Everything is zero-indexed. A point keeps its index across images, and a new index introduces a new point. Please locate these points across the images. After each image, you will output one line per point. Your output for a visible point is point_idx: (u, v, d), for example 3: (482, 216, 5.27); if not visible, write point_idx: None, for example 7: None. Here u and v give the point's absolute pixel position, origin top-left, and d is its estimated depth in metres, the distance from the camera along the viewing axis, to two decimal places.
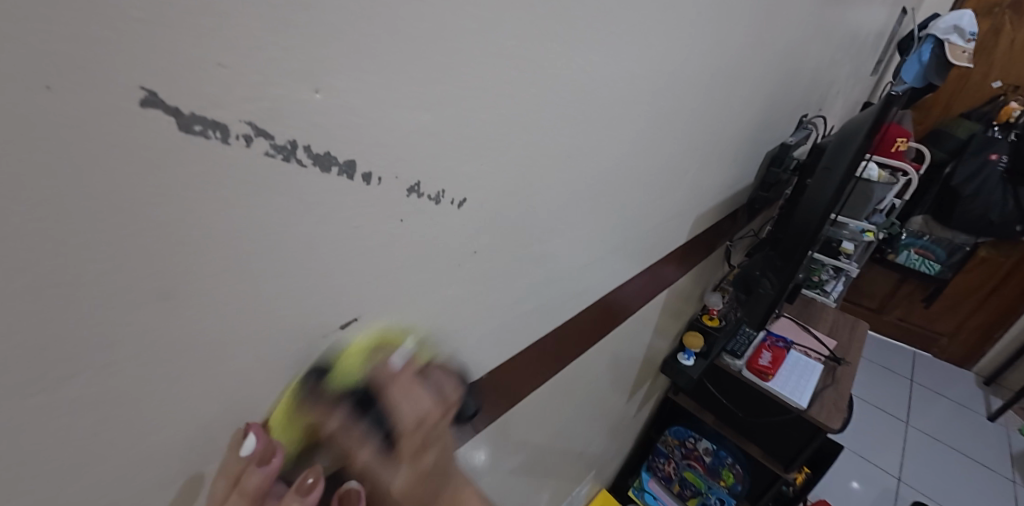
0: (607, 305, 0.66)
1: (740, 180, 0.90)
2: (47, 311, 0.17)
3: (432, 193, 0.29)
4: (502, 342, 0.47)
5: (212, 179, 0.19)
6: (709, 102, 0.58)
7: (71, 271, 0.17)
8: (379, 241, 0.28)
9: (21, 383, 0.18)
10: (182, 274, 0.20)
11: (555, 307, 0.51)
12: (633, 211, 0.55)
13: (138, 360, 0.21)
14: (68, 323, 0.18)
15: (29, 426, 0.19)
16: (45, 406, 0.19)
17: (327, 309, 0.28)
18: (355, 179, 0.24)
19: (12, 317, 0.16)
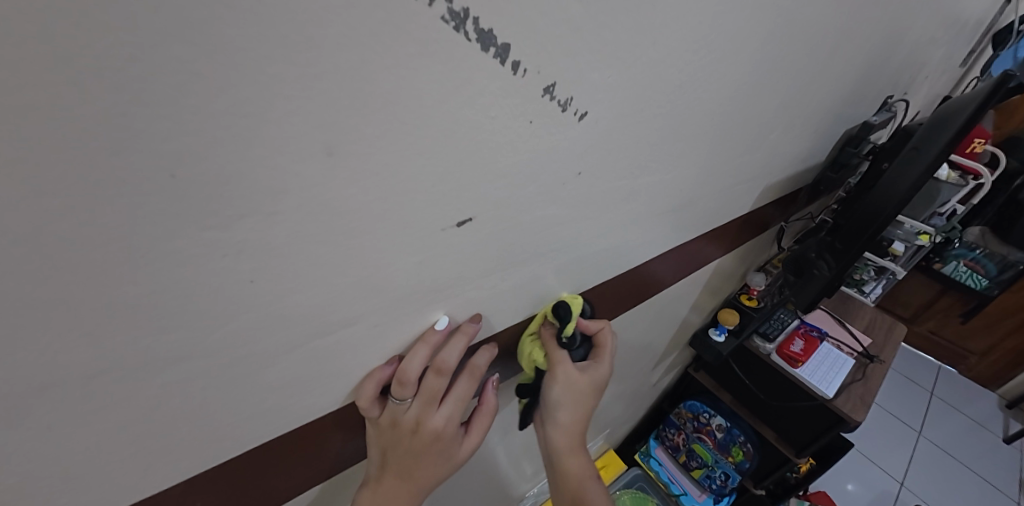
0: (660, 264, 0.65)
1: (810, 158, 0.86)
2: (234, 142, 0.18)
3: (561, 98, 0.28)
4: (570, 279, 0.47)
5: (391, 27, 0.19)
6: (808, 63, 0.55)
7: (264, 105, 0.18)
8: (504, 140, 0.27)
9: (207, 212, 0.19)
10: (347, 130, 0.21)
11: (623, 252, 0.51)
12: (711, 169, 0.53)
13: (297, 214, 0.22)
14: (250, 161, 0.19)
15: (202, 256, 0.20)
16: (219, 239, 0.20)
17: (449, 203, 0.28)
18: (505, 65, 0.24)
19: (208, 141, 0.18)
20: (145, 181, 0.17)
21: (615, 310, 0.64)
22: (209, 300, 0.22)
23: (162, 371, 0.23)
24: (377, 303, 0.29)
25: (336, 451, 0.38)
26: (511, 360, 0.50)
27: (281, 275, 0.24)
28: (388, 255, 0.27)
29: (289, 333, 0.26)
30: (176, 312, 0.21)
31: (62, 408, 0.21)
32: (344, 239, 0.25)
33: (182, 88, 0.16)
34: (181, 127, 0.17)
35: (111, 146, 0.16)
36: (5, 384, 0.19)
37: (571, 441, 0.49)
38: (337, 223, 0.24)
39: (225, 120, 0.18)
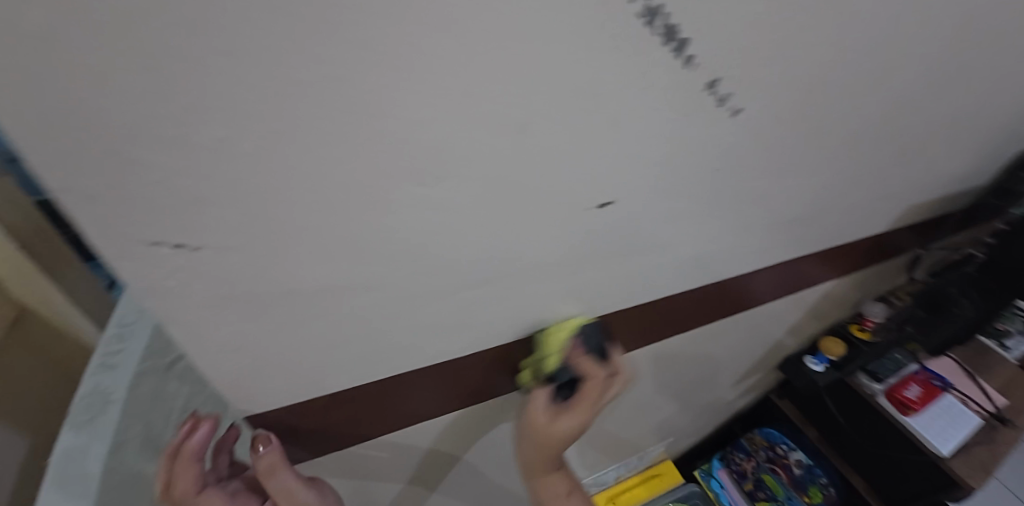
0: (770, 274, 0.62)
1: (966, 182, 0.76)
2: (454, 113, 0.22)
3: (721, 94, 0.29)
4: (677, 275, 0.47)
5: (596, 22, 0.21)
6: (993, 74, 0.48)
7: (483, 85, 0.22)
8: (658, 133, 0.29)
9: (420, 168, 0.24)
10: (536, 110, 0.24)
11: (737, 256, 0.50)
12: (850, 180, 0.49)
13: (480, 177, 0.26)
14: (460, 131, 0.23)
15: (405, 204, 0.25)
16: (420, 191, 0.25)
17: (596, 185, 0.30)
18: (681, 59, 0.25)
19: (437, 110, 0.22)
20: (388, 140, 0.22)
21: (710, 313, 0.63)
22: (395, 241, 0.27)
23: (352, 292, 0.29)
24: (514, 264, 0.33)
25: (443, 387, 0.44)
26: (604, 342, 0.52)
27: (449, 226, 0.28)
28: (536, 223, 0.31)
29: (442, 278, 0.32)
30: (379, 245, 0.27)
31: (292, 306, 0.28)
32: (506, 204, 0.28)
33: (431, 68, 0.20)
34: (422, 101, 0.21)
35: (375, 114, 0.21)
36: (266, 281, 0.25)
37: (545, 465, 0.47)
38: (502, 191, 0.27)
39: (452, 96, 0.21)
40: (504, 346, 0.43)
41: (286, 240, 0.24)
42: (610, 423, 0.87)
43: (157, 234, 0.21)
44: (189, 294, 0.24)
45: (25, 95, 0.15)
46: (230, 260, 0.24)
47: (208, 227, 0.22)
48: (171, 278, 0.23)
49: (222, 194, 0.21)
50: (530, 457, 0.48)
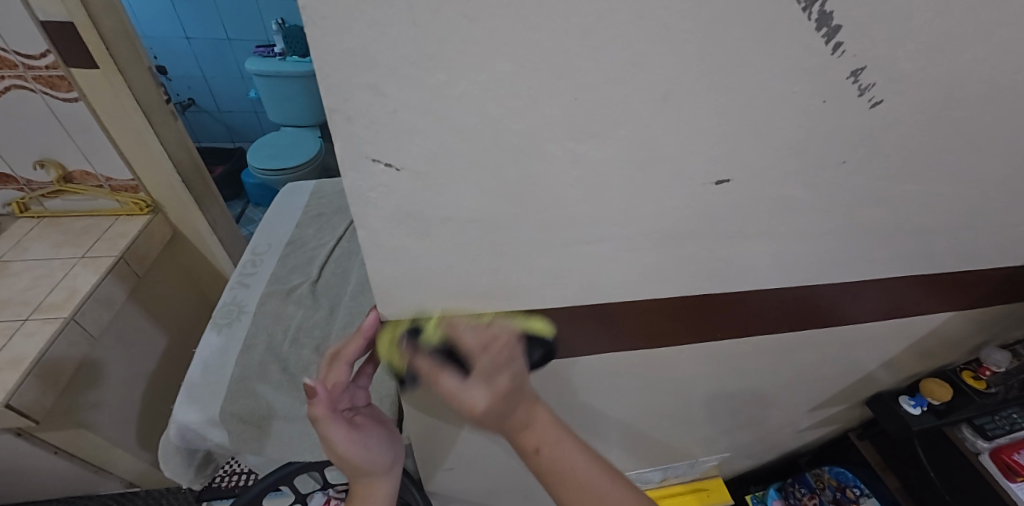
0: (877, 290, 0.59)
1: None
2: (614, 77, 0.26)
3: (863, 83, 0.30)
4: (781, 268, 0.48)
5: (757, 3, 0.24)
6: None
7: (644, 55, 0.25)
8: (796, 116, 0.31)
9: (575, 124, 0.28)
10: (683, 83, 0.27)
11: (845, 261, 0.49)
12: (1001, 192, 0.46)
13: (621, 138, 0.30)
14: (615, 93, 0.27)
15: (554, 154, 0.30)
16: (568, 143, 0.29)
17: (719, 162, 0.33)
18: (828, 45, 0.27)
19: (601, 73, 0.26)
20: (558, 96, 0.27)
21: (802, 320, 0.62)
22: (542, 189, 0.32)
23: (497, 227, 0.35)
24: (629, 226, 0.37)
25: None
26: (684, 325, 0.55)
27: (589, 177, 0.32)
28: (658, 190, 0.34)
29: (566, 230, 0.36)
30: (526, 187, 0.32)
31: (448, 230, 0.34)
32: (636, 167, 0.32)
33: (607, 36, 0.24)
34: (597, 62, 0.25)
35: (559, 71, 0.25)
36: (435, 202, 0.32)
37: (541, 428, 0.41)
38: (638, 155, 0.31)
39: (618, 62, 0.25)
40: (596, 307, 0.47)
41: (463, 172, 0.30)
42: (674, 418, 0.87)
43: (376, 152, 0.28)
44: (383, 207, 0.31)
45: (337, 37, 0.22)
46: (419, 182, 0.30)
47: (414, 152, 0.28)
48: (377, 190, 0.30)
49: (430, 125, 0.27)
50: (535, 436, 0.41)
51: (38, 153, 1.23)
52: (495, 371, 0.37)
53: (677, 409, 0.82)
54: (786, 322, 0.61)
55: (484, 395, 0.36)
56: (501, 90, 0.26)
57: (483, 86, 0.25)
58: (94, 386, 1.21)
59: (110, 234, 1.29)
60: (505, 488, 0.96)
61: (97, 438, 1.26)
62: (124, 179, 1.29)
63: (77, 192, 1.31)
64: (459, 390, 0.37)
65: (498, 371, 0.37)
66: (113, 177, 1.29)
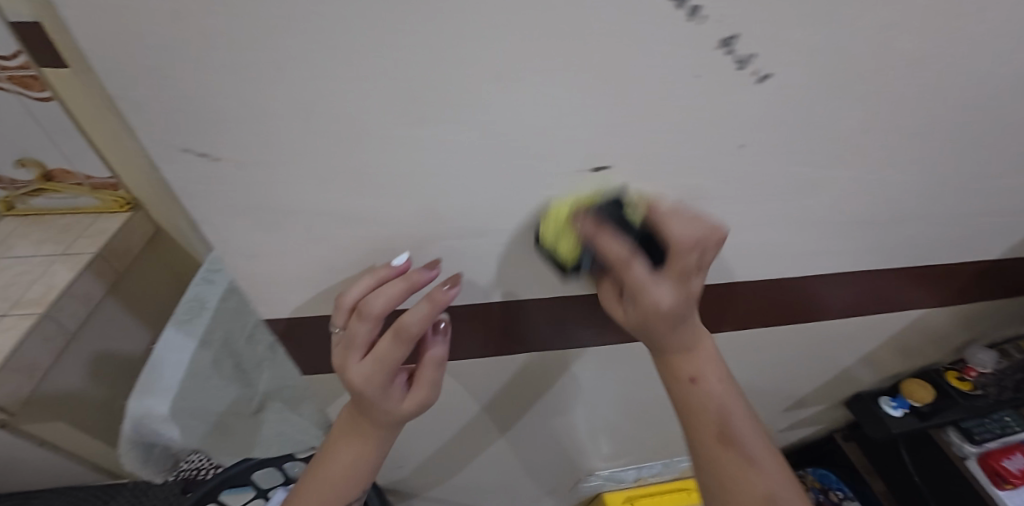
0: (825, 286, 0.55)
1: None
2: (427, 51, 0.23)
3: (741, 55, 0.26)
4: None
5: None
6: None
7: (455, 25, 0.22)
8: (665, 94, 0.28)
9: (405, 106, 0.26)
10: (511, 57, 0.24)
11: (776, 254, 0.46)
12: (948, 179, 0.41)
13: (467, 123, 0.27)
14: (437, 71, 0.24)
15: (395, 140, 0.27)
16: (406, 128, 0.27)
17: (593, 147, 0.30)
18: (682, 11, 0.23)
19: (409, 48, 0.23)
20: (371, 75, 0.24)
21: (744, 317, 0.59)
22: (397, 179, 0.30)
23: (355, 220, 0.32)
24: (514, 216, 0.34)
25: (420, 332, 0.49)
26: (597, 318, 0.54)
27: (442, 165, 0.29)
28: (532, 178, 0.31)
29: (443, 222, 0.34)
30: (377, 178, 0.29)
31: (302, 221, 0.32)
32: (496, 155, 0.29)
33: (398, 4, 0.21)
34: (399, 35, 0.22)
35: (361, 45, 0.22)
36: (280, 193, 0.30)
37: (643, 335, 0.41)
38: (495, 140, 0.28)
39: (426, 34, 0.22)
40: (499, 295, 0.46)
41: (293, 161, 0.28)
42: (635, 418, 0.84)
43: (185, 141, 0.26)
44: (223, 197, 0.29)
45: (73, 11, 0.19)
46: (252, 171, 0.28)
47: (227, 138, 0.26)
48: (203, 180, 0.28)
49: (235, 109, 0.25)
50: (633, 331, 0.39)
51: (17, 150, 1.16)
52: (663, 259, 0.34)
53: (634, 408, 0.79)
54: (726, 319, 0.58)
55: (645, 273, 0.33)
56: (298, 69, 0.23)
57: (277, 65, 0.23)
58: (71, 380, 1.21)
59: (92, 230, 1.24)
60: (465, 477, 0.96)
61: (80, 425, 1.29)
62: (101, 177, 1.21)
63: (57, 190, 1.26)
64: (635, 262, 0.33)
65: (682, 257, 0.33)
66: (91, 175, 1.20)
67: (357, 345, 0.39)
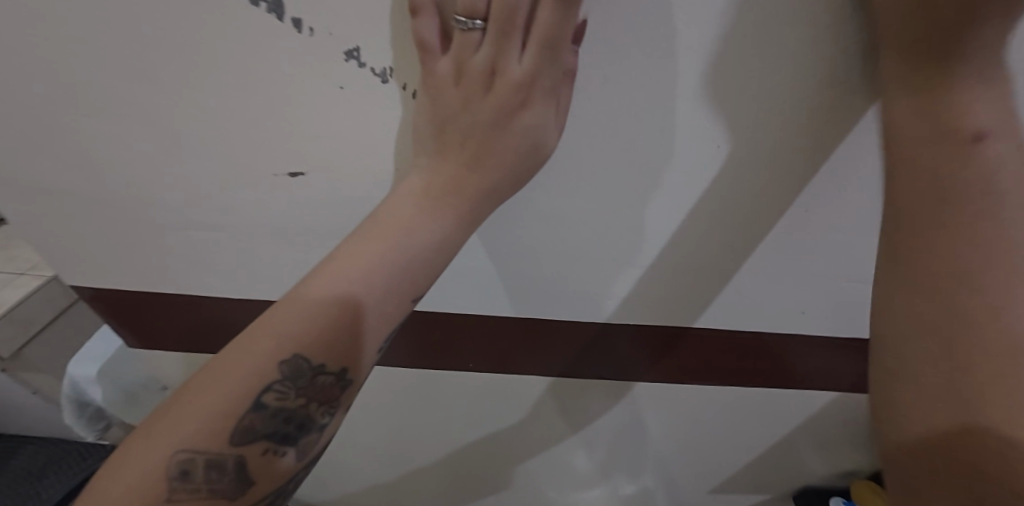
0: (668, 350, 0.49)
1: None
2: (100, 49, 0.30)
3: (377, 68, 0.29)
4: (478, 280, 0.44)
5: None
6: None
7: (106, 26, 0.29)
8: (325, 99, 0.31)
9: (111, 93, 0.33)
10: (160, 57, 0.30)
11: (563, 290, 0.44)
12: (732, 224, 0.37)
13: (167, 110, 0.33)
14: (117, 65, 0.31)
15: (124, 122, 0.35)
16: (126, 112, 0.34)
17: (292, 144, 0.34)
18: (286, 22, 0.27)
19: (81, 42, 0.30)
20: (74, 66, 0.31)
21: (586, 371, 0.53)
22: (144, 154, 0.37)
23: (123, 187, 0.39)
24: (257, 203, 0.39)
25: (212, 321, 0.51)
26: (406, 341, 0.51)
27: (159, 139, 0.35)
28: (253, 168, 0.36)
29: (199, 200, 0.40)
30: (126, 152, 0.37)
31: (80, 180, 0.39)
32: (210, 142, 0.35)
33: (55, 10, 0.28)
34: (72, 33, 0.29)
35: (61, 35, 0.30)
36: (61, 160, 0.38)
37: (478, 118, 0.25)
38: (201, 127, 0.34)
39: (91, 31, 0.29)
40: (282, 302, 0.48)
41: (44, 123, 0.35)
42: (531, 490, 0.74)
43: None
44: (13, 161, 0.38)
45: None
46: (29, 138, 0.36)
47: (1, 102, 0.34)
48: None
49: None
50: (439, 124, 0.26)
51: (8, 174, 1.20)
52: (507, 59, 0.23)
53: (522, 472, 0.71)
54: (562, 369, 0.53)
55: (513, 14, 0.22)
56: (18, 57, 0.31)
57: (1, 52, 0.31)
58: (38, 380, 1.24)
59: None
60: None
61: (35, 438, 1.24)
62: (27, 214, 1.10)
63: None
64: (498, 46, 0.23)
65: (558, 27, 0.22)
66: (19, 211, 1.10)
67: (524, 1, 0.21)
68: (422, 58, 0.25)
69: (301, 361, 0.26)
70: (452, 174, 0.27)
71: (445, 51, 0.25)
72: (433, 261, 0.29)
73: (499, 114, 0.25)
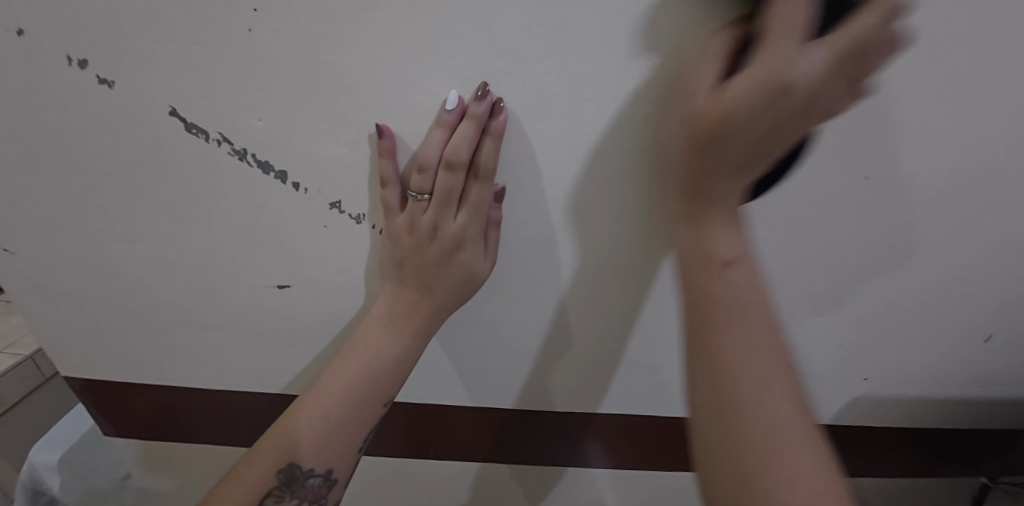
0: (608, 436, 0.54)
1: (1012, 394, 0.52)
2: (137, 195, 0.39)
3: (353, 213, 0.38)
4: (435, 374, 0.50)
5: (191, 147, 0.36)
6: (828, 258, 0.40)
7: (148, 181, 0.38)
8: (310, 234, 0.40)
9: (136, 225, 0.41)
10: (184, 202, 0.39)
11: (510, 382, 0.50)
12: (645, 331, 0.45)
13: (180, 238, 0.41)
14: (147, 206, 0.39)
15: (141, 247, 0.42)
16: (144, 239, 0.41)
17: (280, 265, 0.42)
18: (286, 183, 0.37)
19: (124, 190, 0.39)
20: (113, 206, 0.40)
21: (537, 458, 0.57)
22: (151, 272, 0.44)
23: (125, 297, 0.46)
24: (245, 309, 0.46)
25: (189, 408, 0.55)
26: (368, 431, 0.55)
27: (168, 259, 0.43)
28: (245, 282, 0.44)
29: (193, 307, 0.46)
30: (136, 269, 0.44)
31: (88, 291, 0.45)
32: (211, 263, 0.42)
33: (113, 169, 0.38)
34: (119, 184, 0.38)
35: (111, 184, 0.38)
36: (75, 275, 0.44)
37: (425, 257, 0.36)
38: (206, 251, 0.42)
39: (134, 183, 0.38)
40: (258, 396, 0.53)
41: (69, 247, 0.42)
42: None
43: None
44: (37, 273, 0.44)
45: None
46: (52, 257, 0.43)
47: (39, 234, 0.42)
48: (22, 256, 0.43)
49: (37, 217, 0.41)
50: (398, 261, 0.37)
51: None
52: (446, 218, 0.34)
53: None
54: (515, 455, 0.57)
55: (449, 193, 0.33)
56: (68, 199, 0.39)
57: (55, 195, 0.39)
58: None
59: None
60: None
61: None
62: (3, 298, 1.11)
63: None
64: (441, 211, 0.34)
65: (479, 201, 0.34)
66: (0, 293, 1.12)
67: (457, 184, 0.33)
68: (386, 213, 0.36)
69: (294, 468, 0.38)
70: (408, 293, 0.38)
71: (403, 208, 0.36)
72: (398, 361, 0.39)
73: (442, 252, 0.35)
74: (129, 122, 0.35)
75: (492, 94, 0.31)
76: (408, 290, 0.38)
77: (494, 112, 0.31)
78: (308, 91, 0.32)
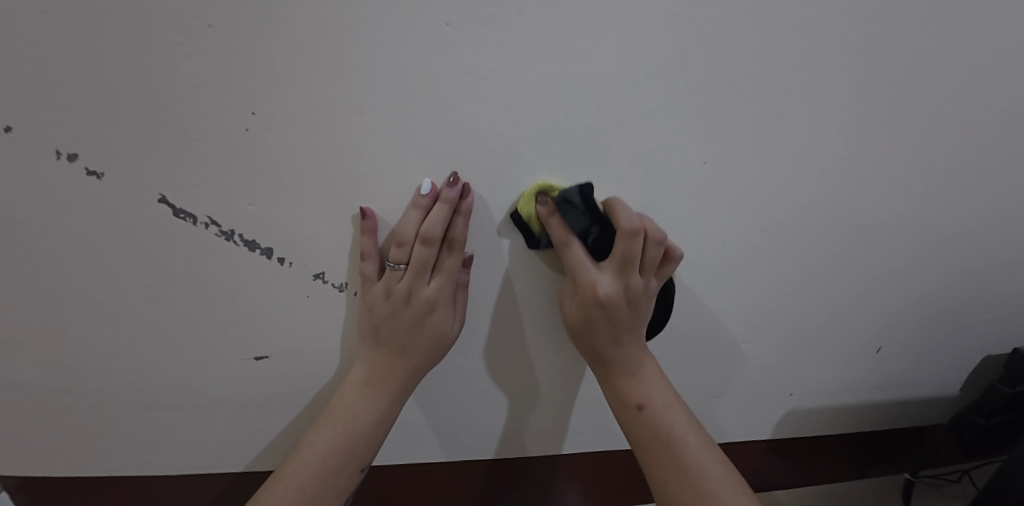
0: (578, 472, 0.58)
1: (908, 400, 0.62)
2: (108, 280, 0.38)
3: (336, 282, 0.41)
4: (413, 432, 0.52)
5: (173, 232, 0.36)
6: (751, 297, 0.48)
7: (123, 266, 0.38)
8: (293, 304, 0.42)
9: (105, 309, 0.40)
10: (161, 283, 0.39)
11: (485, 430, 0.53)
12: None
13: (154, 318, 0.41)
14: (118, 289, 0.39)
15: (107, 330, 0.41)
16: (112, 322, 0.41)
17: (260, 335, 0.43)
18: (272, 259, 0.39)
19: (93, 276, 0.38)
20: (79, 292, 0.39)
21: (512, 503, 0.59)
22: (117, 353, 0.42)
23: (84, 381, 0.44)
24: (219, 382, 0.46)
25: (145, 490, 0.52)
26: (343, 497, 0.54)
27: (138, 340, 0.42)
28: (221, 355, 0.44)
29: (162, 385, 0.45)
30: (99, 352, 0.42)
31: (41, 378, 0.43)
32: (186, 339, 0.42)
33: (82, 257, 0.37)
34: (88, 270, 0.38)
35: (78, 271, 0.38)
36: (27, 363, 0.42)
37: (401, 320, 0.40)
38: (181, 328, 0.42)
39: (105, 269, 0.38)
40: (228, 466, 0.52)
41: (22, 336, 0.40)
42: None
43: None
44: None
45: None
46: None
47: None
48: None
49: None
50: (375, 325, 0.41)
51: None
52: (421, 285, 0.39)
53: None
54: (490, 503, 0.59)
55: (423, 264, 0.38)
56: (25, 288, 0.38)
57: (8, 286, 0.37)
58: None
59: None
60: None
61: None
62: None
63: None
64: (415, 279, 0.39)
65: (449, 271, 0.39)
66: None
67: (431, 256, 0.38)
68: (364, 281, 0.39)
69: None
70: (385, 357, 0.42)
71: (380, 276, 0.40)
72: (376, 420, 0.42)
73: (417, 316, 0.40)
74: (108, 211, 0.35)
75: (463, 181, 0.36)
76: (384, 351, 0.42)
77: (464, 196, 0.36)
78: (300, 180, 0.35)
